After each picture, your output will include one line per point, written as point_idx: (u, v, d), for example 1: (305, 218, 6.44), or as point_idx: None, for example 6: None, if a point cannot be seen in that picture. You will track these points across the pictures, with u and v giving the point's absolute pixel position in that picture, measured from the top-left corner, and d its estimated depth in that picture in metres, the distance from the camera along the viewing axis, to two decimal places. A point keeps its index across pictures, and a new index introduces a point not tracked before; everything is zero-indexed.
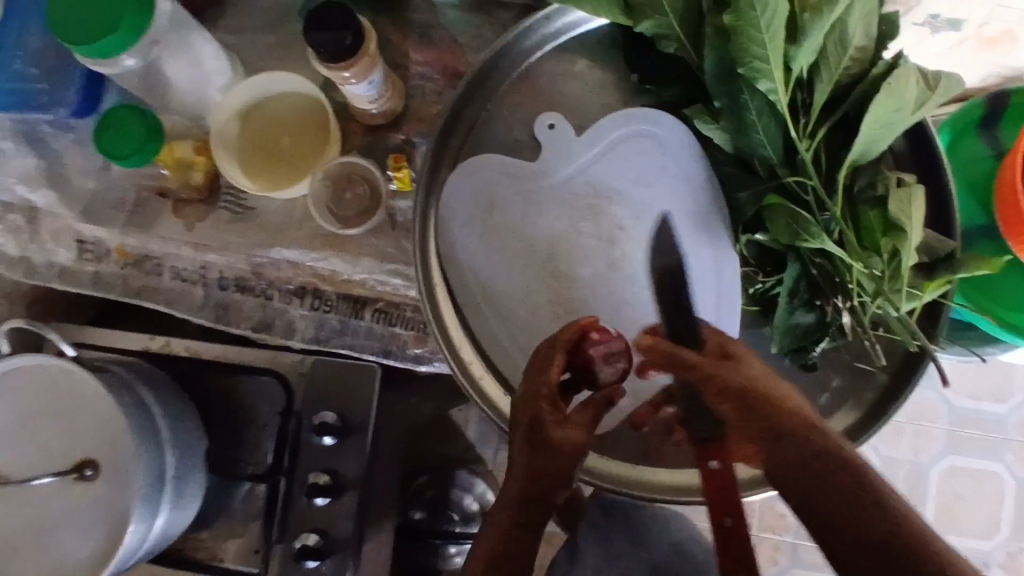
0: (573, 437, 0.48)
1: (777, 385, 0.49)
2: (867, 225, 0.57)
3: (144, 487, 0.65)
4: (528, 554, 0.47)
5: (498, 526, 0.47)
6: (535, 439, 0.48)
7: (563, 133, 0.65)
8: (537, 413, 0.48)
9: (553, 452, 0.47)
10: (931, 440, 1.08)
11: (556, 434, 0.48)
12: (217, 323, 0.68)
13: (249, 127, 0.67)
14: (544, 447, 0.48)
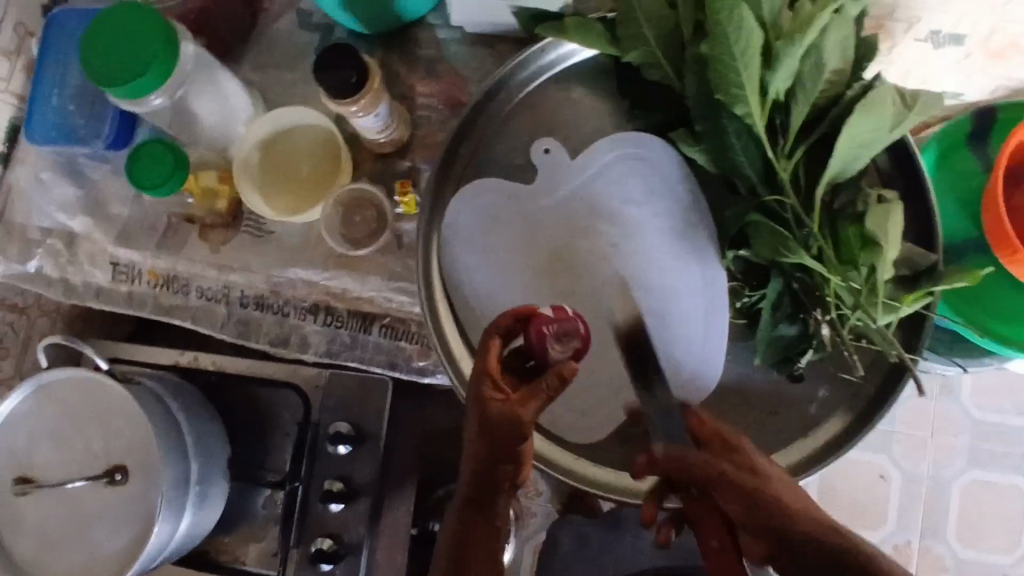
0: (518, 412, 0.49)
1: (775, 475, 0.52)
2: (846, 240, 0.59)
3: (170, 491, 0.70)
4: (490, 532, 0.51)
5: (459, 513, 0.52)
6: (482, 416, 0.49)
7: (557, 157, 0.69)
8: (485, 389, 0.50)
9: (503, 430, 0.49)
10: (954, 454, 1.07)
11: (497, 409, 0.49)
12: (238, 339, 0.73)
13: (269, 157, 0.72)
14: (492, 425, 0.49)
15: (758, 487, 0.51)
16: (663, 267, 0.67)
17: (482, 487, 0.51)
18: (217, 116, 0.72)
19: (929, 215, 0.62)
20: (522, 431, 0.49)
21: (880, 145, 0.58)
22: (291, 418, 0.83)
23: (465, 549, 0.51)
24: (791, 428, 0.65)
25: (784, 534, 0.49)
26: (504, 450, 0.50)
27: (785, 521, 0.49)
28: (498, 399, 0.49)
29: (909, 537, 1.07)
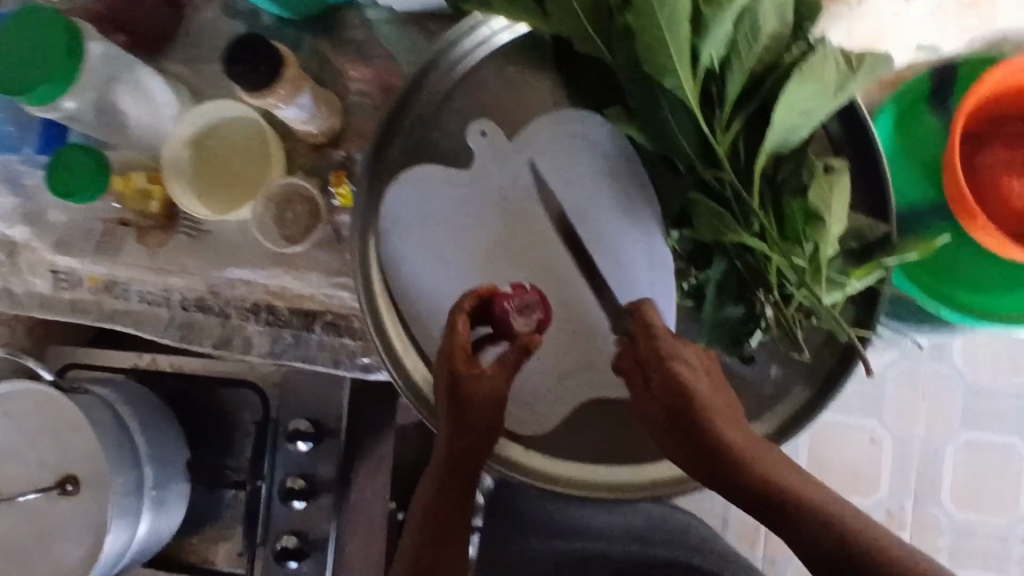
0: (491, 385, 0.60)
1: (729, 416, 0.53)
2: (790, 215, 0.56)
3: (121, 498, 0.71)
4: (458, 505, 0.61)
5: (438, 467, 0.61)
6: (456, 392, 0.59)
7: (494, 140, 0.67)
8: (455, 369, 0.59)
9: (472, 404, 0.60)
10: (948, 417, 1.06)
11: (471, 386, 0.59)
12: (182, 343, 0.72)
13: (200, 154, 0.70)
14: (461, 399, 0.59)
15: (709, 413, 0.53)
16: (606, 249, 0.65)
17: (456, 445, 0.60)
18: (143, 112, 0.69)
19: (882, 183, 0.59)
20: (492, 399, 0.60)
21: (823, 113, 0.55)
22: (252, 414, 0.83)
23: (443, 492, 0.61)
24: (747, 409, 0.62)
25: (726, 467, 0.51)
26: (472, 417, 0.60)
27: (728, 454, 0.51)
28: (468, 377, 0.59)
29: (903, 501, 1.06)
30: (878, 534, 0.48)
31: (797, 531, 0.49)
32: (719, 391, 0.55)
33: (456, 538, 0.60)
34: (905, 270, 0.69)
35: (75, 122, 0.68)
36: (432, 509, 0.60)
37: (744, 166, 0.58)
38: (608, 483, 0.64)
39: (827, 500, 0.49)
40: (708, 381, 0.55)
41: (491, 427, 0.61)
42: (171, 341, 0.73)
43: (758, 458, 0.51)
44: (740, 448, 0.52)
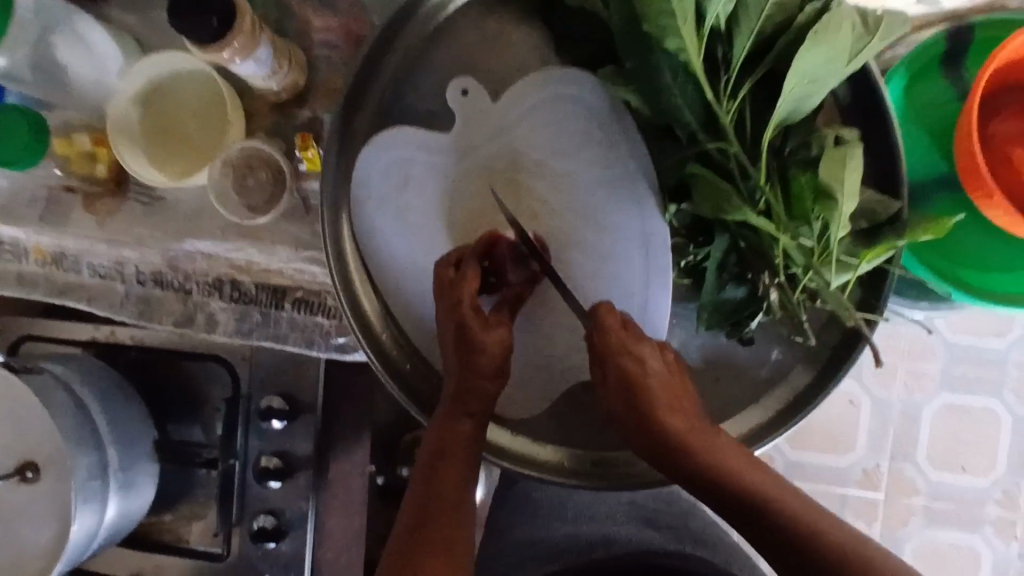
0: (496, 334, 0.58)
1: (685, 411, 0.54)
2: (798, 191, 0.52)
3: (83, 482, 0.67)
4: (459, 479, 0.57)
5: (437, 429, 0.59)
6: (461, 341, 0.58)
7: (476, 101, 0.61)
8: (462, 318, 0.58)
9: (481, 353, 0.58)
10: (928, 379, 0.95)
11: (477, 335, 0.58)
12: (140, 320, 0.66)
13: (151, 114, 0.64)
14: (469, 348, 0.58)
15: (667, 405, 0.54)
16: (597, 223, 0.60)
17: (461, 400, 0.59)
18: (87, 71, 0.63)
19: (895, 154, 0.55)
20: (497, 351, 0.58)
21: (836, 81, 0.51)
22: (223, 392, 0.79)
23: (438, 468, 0.58)
24: (739, 395, 0.60)
25: (674, 460, 0.53)
26: (480, 368, 0.58)
27: (676, 449, 0.53)
28: (476, 325, 0.58)
29: (878, 461, 0.96)
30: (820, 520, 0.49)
31: (747, 519, 0.50)
32: (674, 385, 0.55)
33: (457, 510, 0.57)
34: (914, 250, 0.66)
35: (10, 81, 0.62)
36: (431, 475, 0.58)
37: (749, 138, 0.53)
38: (596, 470, 0.63)
39: (784, 496, 0.51)
40: (661, 375, 0.55)
41: (497, 378, 0.59)
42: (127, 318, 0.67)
43: (708, 450, 0.53)
44: (689, 442, 0.53)
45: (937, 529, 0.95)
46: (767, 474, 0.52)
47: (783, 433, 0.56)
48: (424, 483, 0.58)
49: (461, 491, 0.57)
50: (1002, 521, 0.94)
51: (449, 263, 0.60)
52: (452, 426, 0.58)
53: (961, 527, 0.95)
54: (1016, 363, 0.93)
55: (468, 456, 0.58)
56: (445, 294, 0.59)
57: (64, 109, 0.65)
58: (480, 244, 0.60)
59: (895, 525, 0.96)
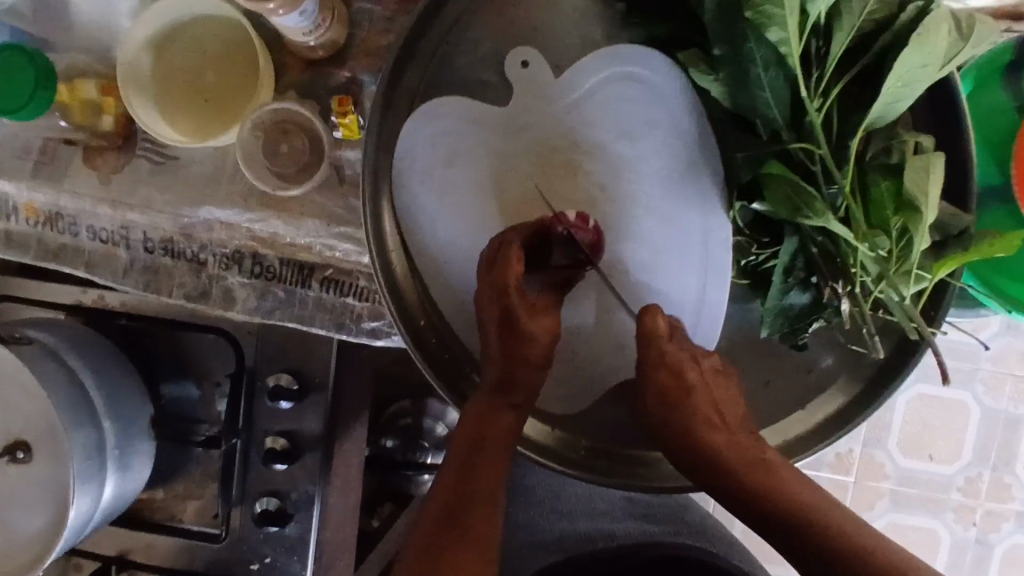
0: (544, 325, 0.55)
1: (721, 419, 0.53)
2: (876, 198, 0.50)
3: (81, 460, 0.61)
4: (497, 476, 0.54)
5: (473, 420, 0.55)
6: (507, 329, 0.54)
7: (537, 73, 0.56)
8: (508, 305, 0.54)
9: (530, 344, 0.54)
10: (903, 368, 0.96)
11: (525, 324, 0.54)
12: (145, 292, 0.63)
13: (165, 58, 0.58)
14: (516, 338, 0.54)
15: (701, 412, 0.53)
16: (656, 214, 0.57)
17: (503, 390, 0.55)
18: (101, 13, 0.62)
19: (968, 165, 0.53)
20: (545, 344, 0.55)
21: (927, 86, 0.48)
22: (226, 369, 0.75)
23: (473, 465, 0.53)
24: (787, 399, 0.58)
25: (710, 476, 0.52)
26: (527, 359, 0.54)
27: (714, 466, 0.51)
28: (523, 313, 0.54)
29: (852, 445, 0.98)
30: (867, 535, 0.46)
31: (792, 540, 0.48)
32: (712, 396, 0.54)
33: (489, 510, 0.52)
34: (973, 269, 0.68)
35: (14, 18, 0.62)
36: (466, 469, 0.53)
37: (832, 141, 0.51)
38: (640, 470, 0.59)
39: (822, 505, 0.48)
40: (698, 386, 0.54)
41: (542, 369, 0.56)
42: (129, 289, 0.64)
43: (747, 467, 0.51)
44: (726, 458, 0.51)
45: (902, 513, 0.97)
46: (815, 489, 0.49)
47: (831, 442, 0.55)
48: (457, 476, 0.53)
49: (497, 488, 0.53)
50: (963, 508, 0.97)
51: (492, 244, 0.55)
52: (493, 419, 0.55)
53: (924, 512, 0.97)
54: (990, 357, 0.95)
55: (507, 449, 0.55)
56: (489, 276, 0.55)
57: (68, 50, 0.63)
58: (528, 227, 0.55)
59: (863, 506, 0.98)
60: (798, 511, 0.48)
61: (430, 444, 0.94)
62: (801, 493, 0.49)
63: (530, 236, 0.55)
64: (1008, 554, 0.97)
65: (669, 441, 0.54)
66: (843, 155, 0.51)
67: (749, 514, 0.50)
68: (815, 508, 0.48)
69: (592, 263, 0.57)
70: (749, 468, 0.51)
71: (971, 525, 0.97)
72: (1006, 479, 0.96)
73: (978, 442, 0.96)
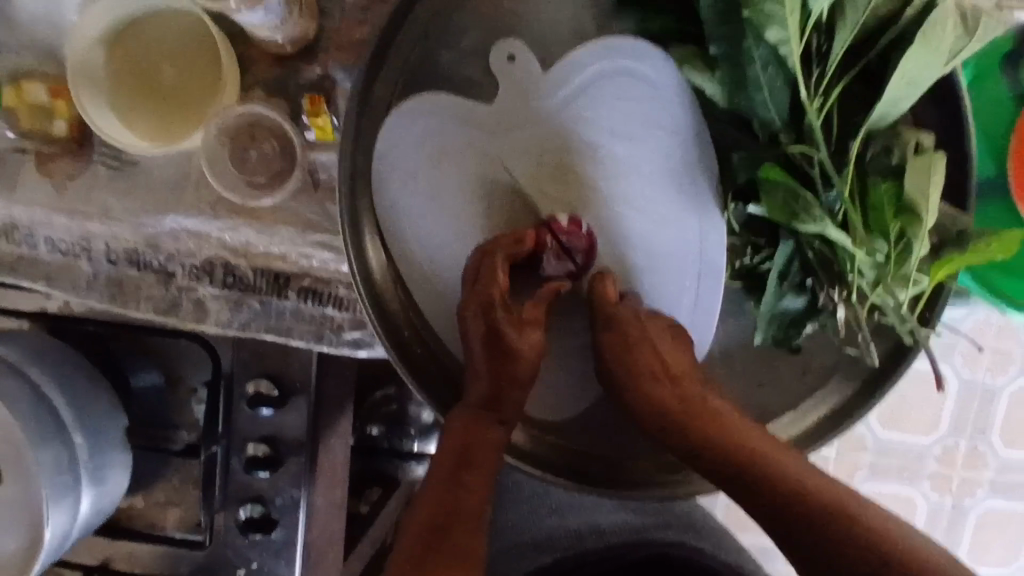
0: (532, 340, 0.53)
1: (675, 367, 0.52)
2: (876, 202, 0.48)
3: (51, 478, 0.59)
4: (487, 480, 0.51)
5: (459, 429, 0.52)
6: (494, 344, 0.52)
7: (525, 69, 0.54)
8: (492, 321, 0.52)
9: (516, 361, 0.52)
10: None
11: (511, 338, 0.52)
12: (113, 304, 0.65)
13: (120, 56, 0.59)
14: (503, 354, 0.52)
15: (649, 366, 0.52)
16: (649, 216, 0.55)
17: (490, 405, 0.52)
18: (50, 13, 0.61)
19: (968, 163, 0.52)
20: (533, 358, 0.53)
21: (930, 84, 0.45)
22: (200, 376, 0.72)
23: (461, 471, 0.50)
24: (779, 400, 0.57)
25: (656, 430, 0.51)
26: (514, 375, 0.52)
27: (656, 416, 0.51)
28: (509, 326, 0.52)
29: None
30: (809, 476, 0.44)
31: (732, 483, 0.47)
32: (657, 349, 0.52)
33: (477, 519, 0.49)
34: (973, 270, 0.68)
35: None
36: (454, 478, 0.50)
37: (831, 143, 0.49)
38: (631, 479, 0.58)
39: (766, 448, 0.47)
40: (641, 341, 0.52)
41: (530, 384, 0.54)
42: (97, 301, 0.66)
43: (689, 416, 0.50)
44: (670, 411, 0.51)
45: (879, 482, 0.98)
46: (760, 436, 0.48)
47: (825, 446, 0.54)
48: (440, 487, 0.49)
49: (483, 502, 0.50)
50: (939, 477, 0.98)
51: (475, 256, 0.53)
52: (476, 430, 0.52)
53: (901, 481, 0.98)
54: (970, 328, 0.93)
55: (492, 463, 0.51)
56: (474, 289, 0.53)
57: (16, 53, 0.62)
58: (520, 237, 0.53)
59: (841, 476, 0.99)
60: (735, 454, 0.47)
61: (414, 430, 0.91)
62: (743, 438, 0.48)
63: (518, 250, 0.53)
64: (982, 519, 0.98)
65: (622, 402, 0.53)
66: (843, 158, 0.49)
67: (695, 461, 0.49)
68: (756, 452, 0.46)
69: (583, 270, 0.55)
70: (690, 416, 0.50)
71: (947, 492, 0.98)
72: (981, 448, 0.96)
73: (954, 413, 0.96)
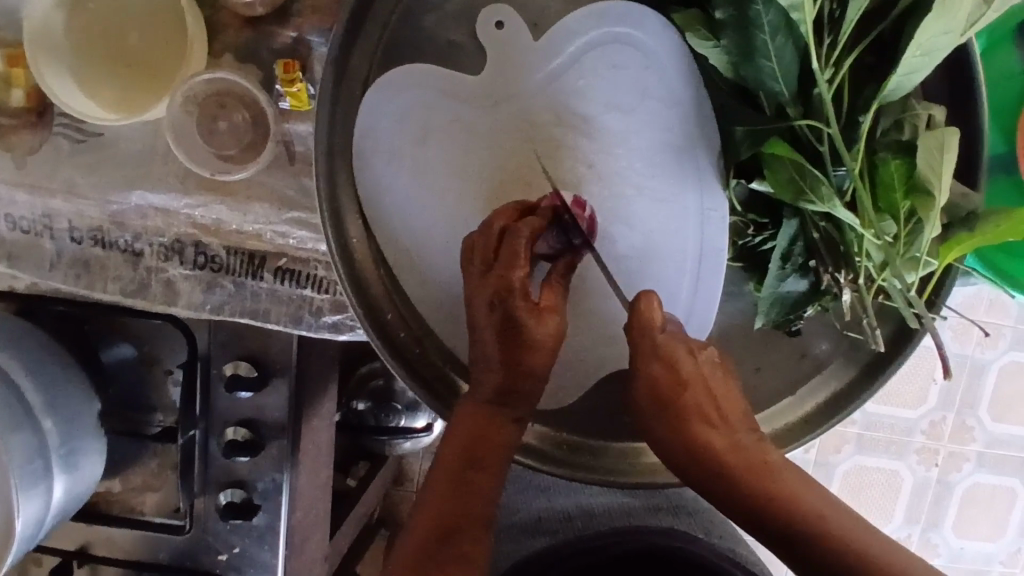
0: (549, 327, 0.49)
1: (727, 405, 0.48)
2: (886, 180, 0.45)
3: (21, 467, 0.56)
4: (495, 482, 0.50)
5: (465, 431, 0.49)
6: (511, 334, 0.48)
7: (514, 35, 0.50)
8: (511, 309, 0.48)
9: (531, 351, 0.48)
10: None
11: (531, 329, 0.48)
12: (79, 287, 0.62)
13: (80, 21, 0.55)
14: (516, 343, 0.48)
15: (695, 407, 0.47)
16: (648, 194, 0.52)
17: (503, 399, 0.49)
18: None
19: (980, 140, 0.49)
20: (551, 350, 0.49)
21: (947, 54, 0.42)
22: (176, 357, 0.68)
23: (467, 475, 0.49)
24: (778, 384, 0.55)
25: (702, 477, 0.46)
26: (529, 367, 0.49)
27: (705, 464, 0.46)
28: (527, 315, 0.48)
29: None
30: (885, 548, 0.41)
31: (797, 552, 0.43)
32: (709, 389, 0.48)
33: (481, 524, 0.49)
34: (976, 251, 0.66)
35: None
36: (458, 486, 0.49)
37: (841, 117, 0.46)
38: (624, 466, 0.55)
39: (820, 502, 0.43)
40: (693, 377, 0.48)
41: (544, 380, 0.50)
42: (62, 282, 0.62)
43: (743, 470, 0.45)
44: (718, 458, 0.46)
45: (866, 455, 0.97)
46: (825, 495, 0.44)
47: (824, 432, 0.52)
48: (446, 494, 0.49)
49: (488, 506, 0.49)
50: (926, 450, 0.97)
51: (491, 234, 0.49)
52: (486, 426, 0.49)
53: (889, 455, 0.97)
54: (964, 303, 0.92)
55: (499, 464, 0.50)
56: (488, 274, 0.49)
57: None
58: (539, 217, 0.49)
59: (829, 451, 0.98)
60: (800, 518, 0.43)
61: (402, 406, 0.88)
62: (805, 494, 0.44)
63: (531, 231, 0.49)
64: (966, 492, 0.98)
65: (659, 439, 0.48)
66: (852, 133, 0.46)
67: (749, 520, 0.45)
68: (823, 517, 0.43)
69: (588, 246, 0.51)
70: (746, 471, 0.45)
71: (933, 465, 0.97)
72: (969, 422, 0.96)
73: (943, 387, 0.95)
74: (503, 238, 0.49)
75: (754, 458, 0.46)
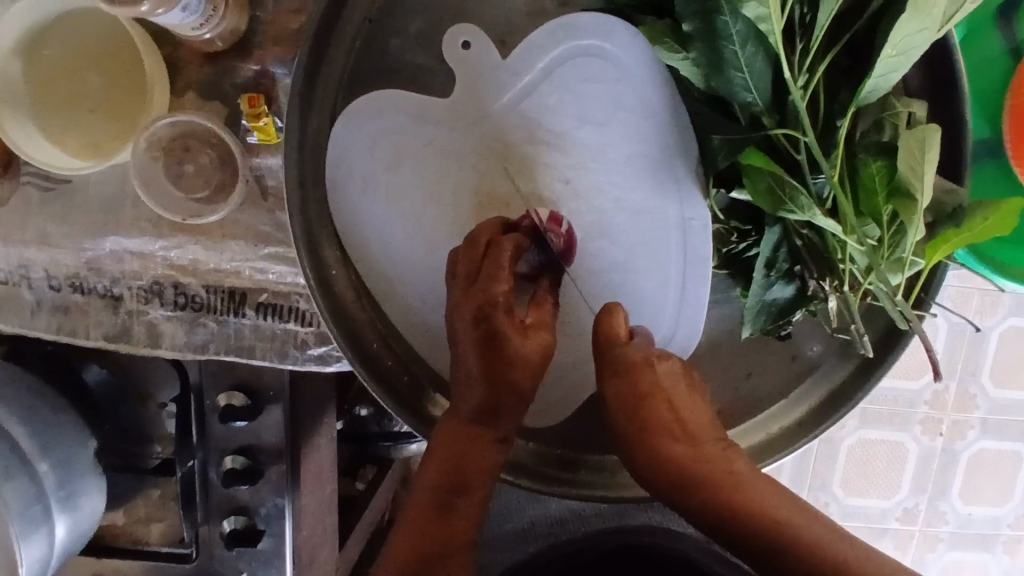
0: (534, 346, 0.48)
1: (692, 416, 0.48)
2: (868, 183, 0.44)
3: (19, 513, 0.56)
4: (481, 503, 0.50)
5: (450, 452, 0.49)
6: (495, 352, 0.47)
7: (480, 55, 0.49)
8: (495, 325, 0.47)
9: (516, 369, 0.48)
10: None
11: (515, 347, 0.47)
12: (61, 335, 0.61)
13: (38, 69, 0.55)
14: (500, 362, 0.47)
15: (657, 423, 0.48)
16: (628, 206, 0.51)
17: (485, 417, 0.49)
18: None
19: (962, 134, 0.48)
20: (536, 367, 0.49)
21: (924, 51, 0.41)
22: (170, 390, 0.68)
23: (451, 499, 0.49)
24: (769, 388, 0.55)
25: (672, 493, 0.47)
26: (515, 385, 0.48)
27: (671, 479, 0.47)
28: (514, 333, 0.48)
29: None
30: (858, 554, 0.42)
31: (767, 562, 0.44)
32: (673, 403, 0.48)
33: (467, 544, 0.49)
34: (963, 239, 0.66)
35: None
36: (443, 508, 0.49)
37: (818, 123, 0.45)
38: (620, 481, 0.55)
39: (789, 509, 0.44)
40: (653, 393, 0.48)
41: (530, 395, 0.50)
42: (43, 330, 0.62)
43: (708, 481, 0.46)
44: (683, 473, 0.46)
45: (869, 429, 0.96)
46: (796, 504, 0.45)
47: (815, 437, 0.52)
48: (426, 514, 0.49)
49: (472, 529, 0.50)
50: (929, 420, 0.95)
51: (475, 248, 0.48)
52: (470, 447, 0.49)
53: (892, 427, 0.95)
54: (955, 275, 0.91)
55: (483, 486, 0.49)
56: (472, 289, 0.48)
57: None
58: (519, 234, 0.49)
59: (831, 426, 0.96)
60: (772, 531, 0.43)
61: None
62: (775, 509, 0.44)
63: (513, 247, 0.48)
64: (972, 459, 0.97)
65: (628, 451, 0.48)
66: (830, 138, 0.45)
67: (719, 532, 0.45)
68: (791, 524, 0.43)
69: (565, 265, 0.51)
70: (713, 482, 0.45)
71: (937, 435, 0.96)
72: (971, 390, 0.95)
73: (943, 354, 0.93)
74: (486, 252, 0.48)
75: (719, 468, 0.46)
